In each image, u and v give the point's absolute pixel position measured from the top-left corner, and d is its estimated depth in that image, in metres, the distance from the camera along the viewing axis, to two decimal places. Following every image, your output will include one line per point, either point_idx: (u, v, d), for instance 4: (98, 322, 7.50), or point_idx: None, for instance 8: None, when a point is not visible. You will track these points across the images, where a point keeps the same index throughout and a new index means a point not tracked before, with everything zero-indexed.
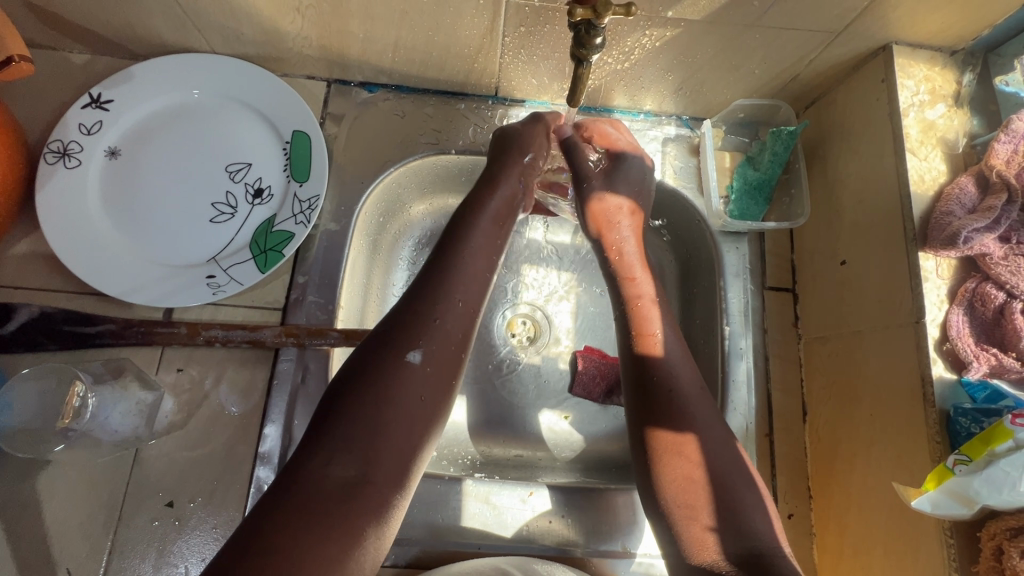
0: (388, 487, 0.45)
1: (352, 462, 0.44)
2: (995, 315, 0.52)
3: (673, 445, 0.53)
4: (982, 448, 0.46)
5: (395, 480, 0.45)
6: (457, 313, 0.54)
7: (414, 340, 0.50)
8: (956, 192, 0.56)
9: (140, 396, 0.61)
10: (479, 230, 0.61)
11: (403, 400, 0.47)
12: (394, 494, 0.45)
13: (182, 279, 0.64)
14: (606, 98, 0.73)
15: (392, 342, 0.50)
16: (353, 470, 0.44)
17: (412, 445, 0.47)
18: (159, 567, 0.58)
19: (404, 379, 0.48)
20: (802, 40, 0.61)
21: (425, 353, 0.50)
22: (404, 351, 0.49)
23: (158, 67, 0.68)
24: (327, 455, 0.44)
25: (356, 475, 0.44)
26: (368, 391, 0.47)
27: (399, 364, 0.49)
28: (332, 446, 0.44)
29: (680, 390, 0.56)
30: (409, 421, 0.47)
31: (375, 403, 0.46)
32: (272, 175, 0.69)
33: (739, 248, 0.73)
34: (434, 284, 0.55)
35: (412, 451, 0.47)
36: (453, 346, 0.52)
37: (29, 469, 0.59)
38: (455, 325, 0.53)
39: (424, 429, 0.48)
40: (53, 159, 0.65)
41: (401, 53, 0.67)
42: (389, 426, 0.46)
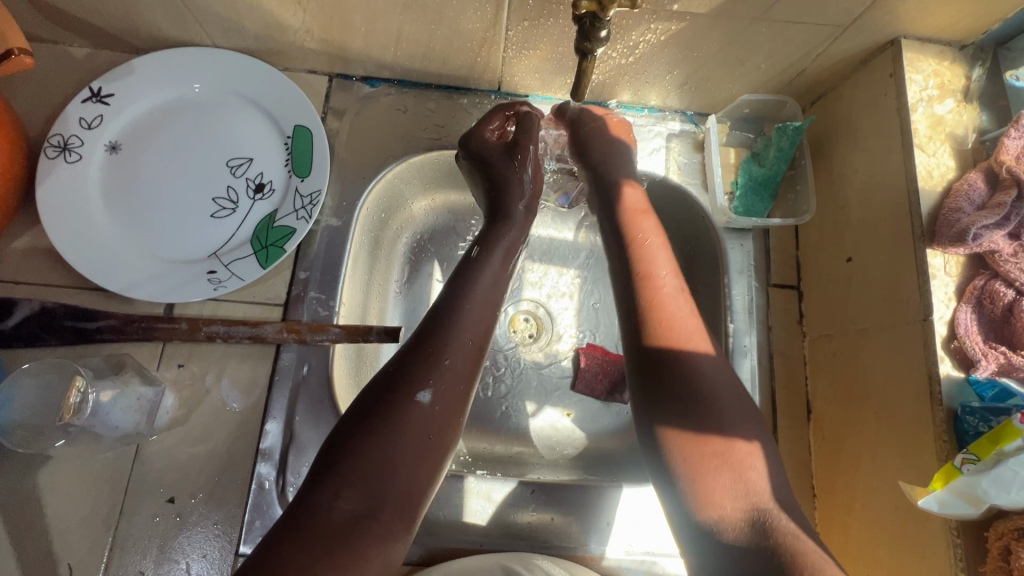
0: (394, 522, 0.45)
1: (358, 497, 0.44)
2: (1005, 313, 0.52)
3: (691, 426, 0.50)
4: (990, 447, 0.46)
5: (401, 516, 0.46)
6: (467, 351, 0.54)
7: (424, 379, 0.50)
8: (965, 188, 0.55)
9: (141, 391, 0.60)
10: (490, 265, 0.61)
11: (412, 436, 0.48)
12: (399, 529, 0.45)
13: (183, 274, 0.64)
14: (610, 93, 0.73)
15: (402, 381, 0.50)
16: (359, 504, 0.44)
17: (420, 481, 0.48)
18: (160, 563, 0.58)
19: (414, 418, 0.49)
20: (810, 35, 0.60)
21: (434, 392, 0.50)
22: (415, 390, 0.50)
23: (158, 61, 0.68)
24: (334, 490, 0.44)
25: (362, 511, 0.44)
26: (377, 429, 0.47)
27: (411, 402, 0.49)
28: (341, 480, 0.45)
29: (704, 367, 0.53)
30: (415, 458, 0.48)
31: (383, 440, 0.47)
32: (274, 170, 0.68)
33: (743, 245, 0.72)
34: (445, 319, 0.55)
35: (419, 488, 0.47)
36: (462, 384, 0.52)
37: (30, 465, 0.59)
38: (463, 363, 0.53)
39: (431, 465, 0.49)
40: (53, 154, 0.65)
41: (404, 47, 0.66)
42: (398, 466, 0.47)
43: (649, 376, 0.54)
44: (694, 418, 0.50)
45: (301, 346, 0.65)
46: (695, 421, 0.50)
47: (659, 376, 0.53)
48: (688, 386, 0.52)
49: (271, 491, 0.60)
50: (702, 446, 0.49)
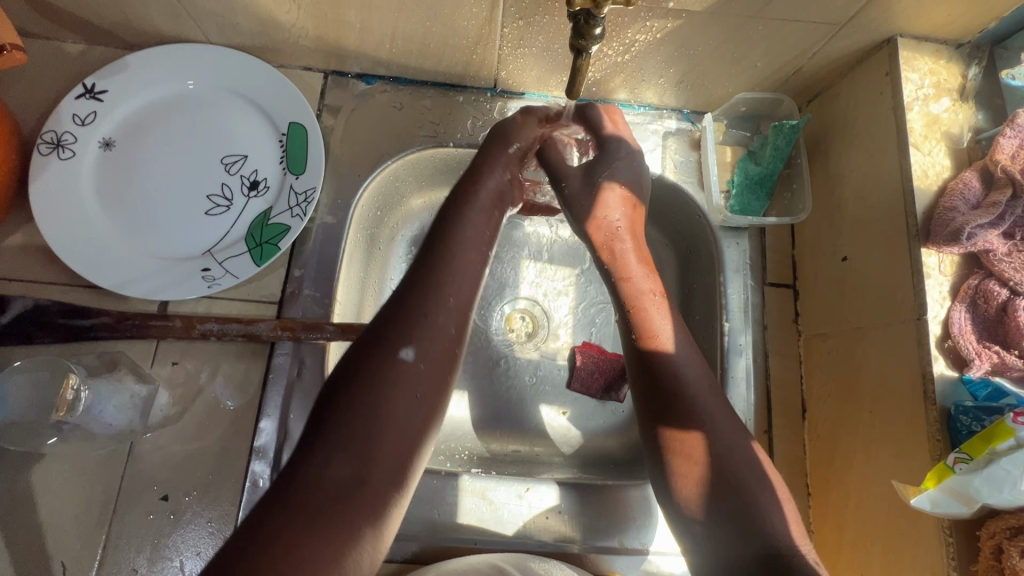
0: (387, 486, 0.41)
1: (348, 463, 0.40)
2: (999, 313, 0.52)
3: (690, 451, 0.50)
4: (982, 446, 0.46)
5: (393, 478, 0.42)
6: (450, 310, 0.50)
7: (407, 336, 0.47)
8: (960, 187, 0.55)
9: (135, 389, 0.60)
10: (471, 222, 0.57)
11: (402, 396, 0.44)
12: (394, 494, 0.42)
13: (177, 272, 0.64)
14: (606, 91, 0.72)
15: (384, 338, 0.47)
16: (349, 470, 0.40)
17: (411, 442, 0.44)
18: (154, 561, 0.58)
19: (400, 374, 0.45)
20: (806, 33, 0.60)
21: (418, 349, 0.47)
22: (397, 347, 0.46)
23: (152, 57, 0.67)
24: (324, 455, 0.40)
25: (354, 475, 0.40)
26: (365, 388, 0.44)
27: (394, 360, 0.45)
28: (328, 445, 0.41)
29: (697, 384, 0.53)
30: (405, 418, 0.44)
31: (369, 403, 0.43)
32: (269, 167, 0.68)
33: (739, 244, 0.72)
34: (424, 282, 0.51)
35: (412, 450, 0.44)
36: (447, 343, 0.48)
37: (23, 462, 0.58)
38: (449, 322, 0.49)
39: (421, 429, 0.45)
40: (46, 150, 0.64)
41: (399, 44, 0.66)
42: (385, 421, 0.43)
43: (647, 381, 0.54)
44: (686, 428, 0.51)
45: (295, 344, 0.64)
46: (691, 437, 0.50)
47: (653, 385, 0.54)
48: (678, 398, 0.52)
49: (266, 489, 0.60)
50: (698, 466, 0.49)
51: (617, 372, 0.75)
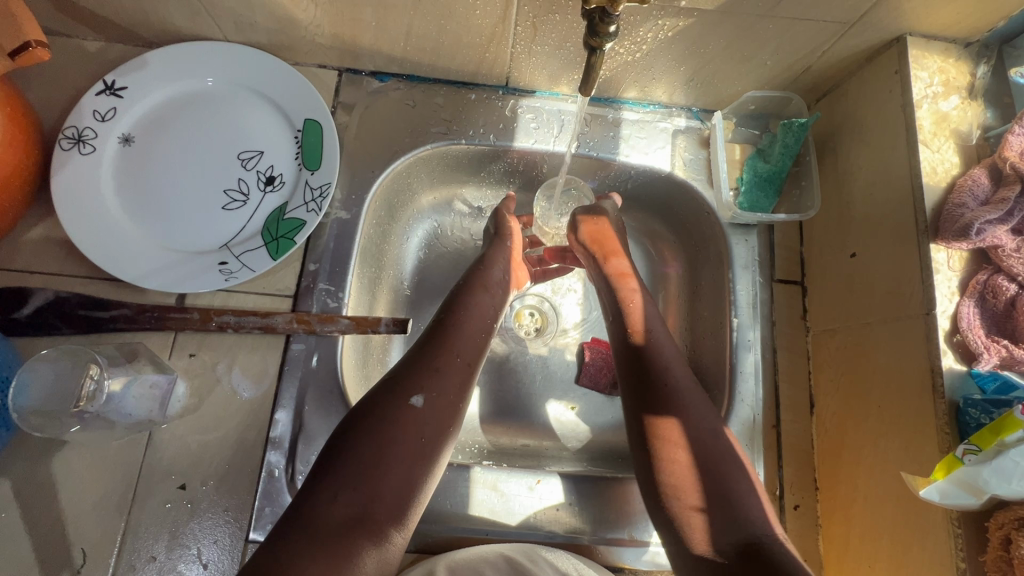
0: (390, 521, 0.48)
1: (354, 499, 0.48)
2: (1007, 307, 0.52)
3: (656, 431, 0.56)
4: (991, 438, 0.46)
5: (396, 516, 0.49)
6: (457, 367, 0.58)
7: (417, 386, 0.55)
8: (969, 183, 0.55)
9: (153, 379, 0.62)
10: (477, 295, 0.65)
11: (406, 440, 0.52)
12: (394, 528, 0.48)
13: (195, 265, 0.65)
14: (616, 89, 0.73)
15: (396, 386, 0.54)
16: (355, 506, 0.47)
17: (411, 482, 0.51)
18: (172, 548, 0.59)
19: (408, 420, 0.53)
20: (816, 32, 0.60)
21: (426, 398, 0.54)
22: (409, 395, 0.54)
23: (171, 54, 0.69)
24: (332, 491, 0.48)
25: (360, 510, 0.47)
26: (372, 433, 0.51)
27: (405, 406, 0.53)
28: (340, 483, 0.48)
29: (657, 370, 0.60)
30: (411, 459, 0.51)
31: (377, 443, 0.50)
32: (284, 163, 0.69)
33: (748, 241, 0.73)
34: (436, 344, 0.59)
35: (413, 489, 0.51)
36: (452, 395, 0.56)
37: (44, 450, 0.60)
38: (453, 379, 0.57)
39: (423, 469, 0.52)
40: (68, 145, 0.65)
41: (413, 42, 0.67)
42: (392, 465, 0.50)
43: (630, 374, 0.61)
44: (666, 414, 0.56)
45: (310, 337, 0.66)
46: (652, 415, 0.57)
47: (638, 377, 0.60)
48: (667, 391, 0.58)
49: (281, 479, 0.62)
50: (675, 454, 0.54)
51: None
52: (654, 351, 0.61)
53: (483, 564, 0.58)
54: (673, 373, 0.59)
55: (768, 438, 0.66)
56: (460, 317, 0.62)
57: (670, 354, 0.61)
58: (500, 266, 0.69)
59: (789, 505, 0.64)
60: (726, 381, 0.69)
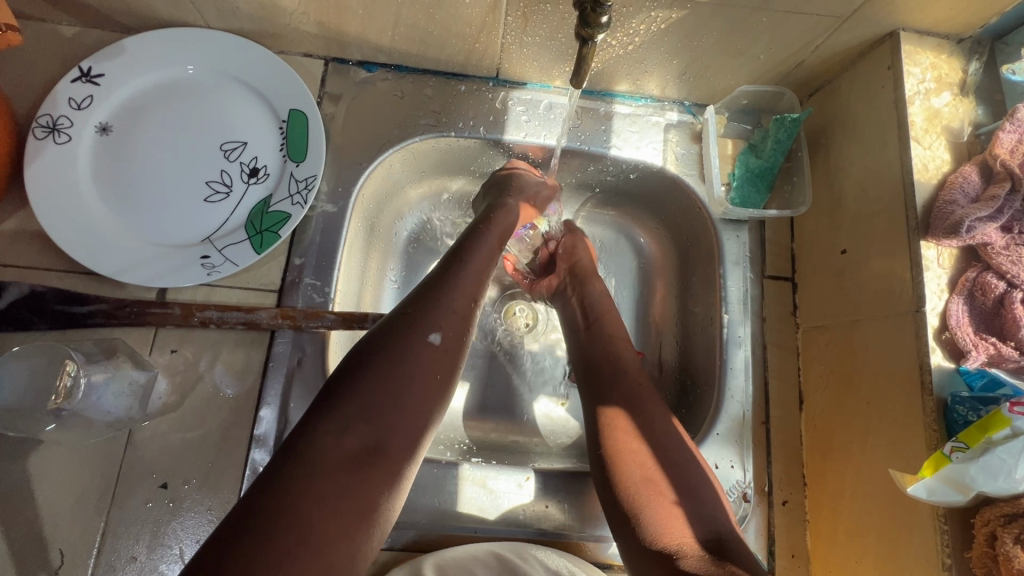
0: (401, 459, 0.44)
1: (364, 432, 0.43)
2: (995, 305, 0.52)
3: (622, 428, 0.56)
4: (979, 435, 0.47)
5: (407, 454, 0.45)
6: (467, 300, 0.53)
7: (433, 322, 0.50)
8: (959, 180, 0.55)
9: (133, 376, 0.60)
10: (487, 240, 0.61)
11: (418, 375, 0.47)
12: (405, 465, 0.44)
13: (176, 259, 0.63)
14: (608, 82, 0.72)
15: (409, 323, 0.49)
16: (364, 440, 0.43)
17: (426, 418, 0.46)
18: (153, 548, 0.57)
19: (421, 353, 0.48)
20: (811, 25, 0.60)
21: (443, 334, 0.49)
22: (423, 331, 0.49)
23: (150, 40, 0.66)
24: (339, 426, 0.42)
25: (368, 445, 0.43)
26: (383, 366, 0.46)
27: (417, 341, 0.48)
28: (349, 415, 0.43)
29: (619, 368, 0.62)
30: (424, 394, 0.47)
31: (390, 378, 0.45)
32: (268, 154, 0.67)
33: (739, 237, 0.72)
34: (447, 278, 0.54)
35: (426, 426, 0.46)
36: (463, 328, 0.51)
37: (19, 449, 0.58)
38: (465, 310, 0.53)
39: (438, 405, 0.47)
40: (42, 134, 0.63)
41: (401, 31, 0.66)
42: (406, 399, 0.45)
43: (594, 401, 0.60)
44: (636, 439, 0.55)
45: (296, 332, 0.64)
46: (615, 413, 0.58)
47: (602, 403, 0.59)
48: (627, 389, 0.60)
49: None
50: (635, 445, 0.55)
51: None
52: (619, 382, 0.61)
53: (473, 563, 0.58)
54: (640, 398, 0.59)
55: (757, 435, 0.66)
56: (470, 254, 0.58)
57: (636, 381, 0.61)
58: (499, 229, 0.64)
59: (777, 501, 0.64)
60: (716, 378, 0.69)
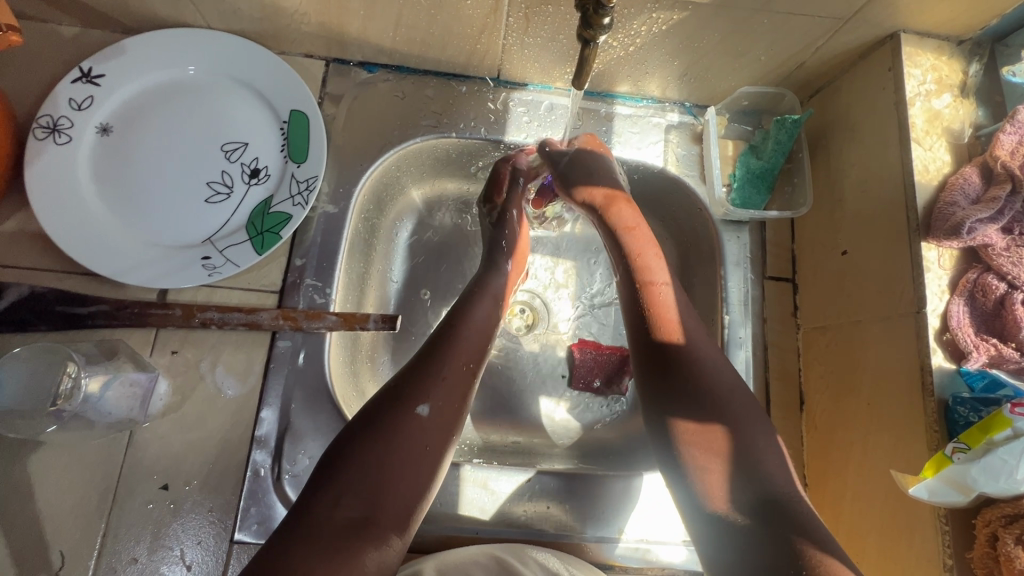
0: (392, 528, 0.47)
1: (358, 502, 0.46)
2: (996, 306, 0.52)
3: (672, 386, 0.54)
4: (981, 436, 0.47)
5: (400, 523, 0.47)
6: (462, 372, 0.56)
7: (424, 394, 0.52)
8: (960, 182, 0.55)
9: (134, 377, 0.60)
10: (482, 304, 0.62)
11: (408, 449, 0.50)
12: (397, 533, 0.47)
13: (177, 259, 0.63)
14: (609, 84, 0.72)
15: (401, 395, 0.52)
16: (360, 510, 0.46)
17: (419, 486, 0.49)
18: (154, 550, 0.57)
19: (412, 428, 0.50)
20: (811, 27, 0.60)
21: (432, 406, 0.52)
22: (413, 404, 0.51)
23: (151, 40, 0.66)
24: (335, 496, 0.46)
25: (362, 515, 0.46)
26: (378, 440, 0.49)
27: (409, 415, 0.51)
28: (346, 487, 0.46)
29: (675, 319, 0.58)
30: (414, 467, 0.50)
31: (383, 449, 0.49)
32: (269, 155, 0.67)
33: (740, 237, 0.72)
34: (439, 348, 0.57)
35: (418, 498, 0.49)
36: (457, 403, 0.54)
37: (20, 451, 0.58)
38: (459, 385, 0.55)
39: (427, 476, 0.50)
40: (42, 135, 0.63)
41: (403, 32, 0.66)
42: (397, 474, 0.48)
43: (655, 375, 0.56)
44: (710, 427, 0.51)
45: (297, 333, 0.64)
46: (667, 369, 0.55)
47: (669, 378, 0.55)
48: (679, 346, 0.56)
49: (267, 478, 0.61)
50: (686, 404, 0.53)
51: (615, 365, 0.76)
52: (689, 359, 0.55)
53: (472, 566, 0.57)
54: (713, 375, 0.54)
55: None
56: (462, 318, 0.60)
57: (704, 353, 0.56)
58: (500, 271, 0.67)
59: None
60: None
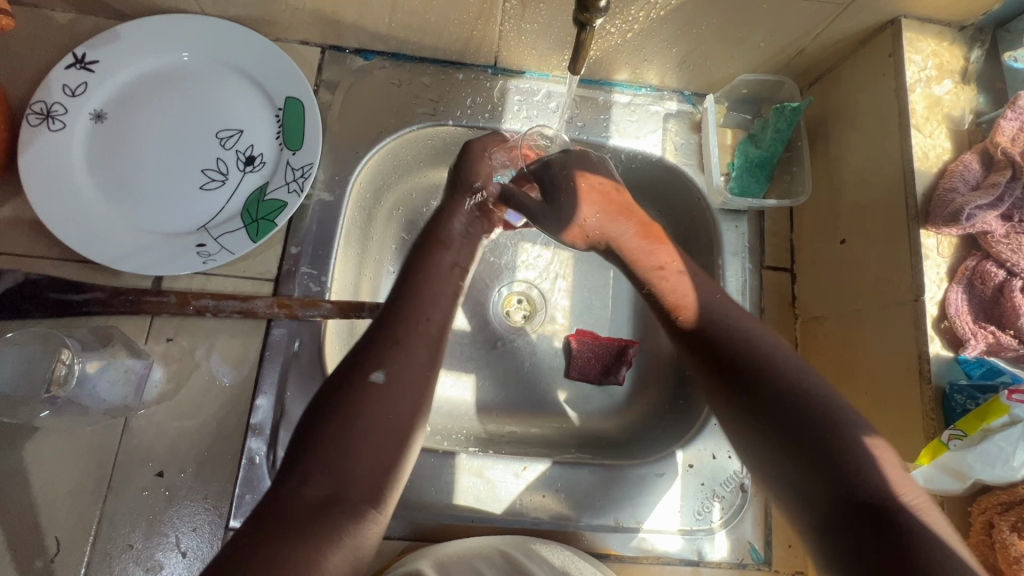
0: (364, 503, 0.44)
1: (325, 481, 0.43)
2: (995, 293, 0.52)
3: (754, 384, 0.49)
4: (977, 423, 0.46)
5: (372, 495, 0.44)
6: (422, 333, 0.52)
7: (379, 359, 0.49)
8: (960, 169, 0.55)
9: (128, 364, 0.60)
10: (442, 260, 0.59)
11: (373, 420, 0.46)
12: (370, 509, 0.44)
13: (172, 247, 0.63)
14: (607, 71, 0.72)
15: (359, 361, 0.49)
16: (326, 488, 0.43)
17: (391, 459, 0.46)
18: (150, 537, 0.57)
19: (371, 398, 0.47)
20: (811, 12, 0.59)
21: (388, 371, 0.49)
22: (369, 370, 0.48)
23: (146, 26, 0.65)
24: (301, 475, 0.43)
25: (329, 493, 0.43)
26: (336, 411, 0.46)
27: (364, 381, 0.48)
28: (306, 467, 0.44)
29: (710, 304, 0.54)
30: (380, 440, 0.46)
31: (345, 419, 0.46)
32: (264, 142, 0.67)
33: (738, 227, 0.72)
34: (401, 308, 0.53)
35: (389, 471, 0.46)
36: (417, 365, 0.50)
37: (16, 437, 0.58)
38: (422, 350, 0.51)
39: (399, 447, 0.47)
40: (36, 121, 0.62)
41: (398, 18, 0.65)
42: (362, 446, 0.45)
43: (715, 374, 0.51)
44: (790, 433, 0.46)
45: (292, 322, 0.64)
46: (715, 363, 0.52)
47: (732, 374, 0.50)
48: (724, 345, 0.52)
49: (262, 466, 0.60)
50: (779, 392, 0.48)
51: (613, 356, 0.76)
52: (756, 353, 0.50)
53: (478, 561, 0.57)
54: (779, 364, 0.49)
55: None
56: (421, 275, 0.57)
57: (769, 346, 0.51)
58: (460, 219, 0.63)
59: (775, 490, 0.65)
60: None
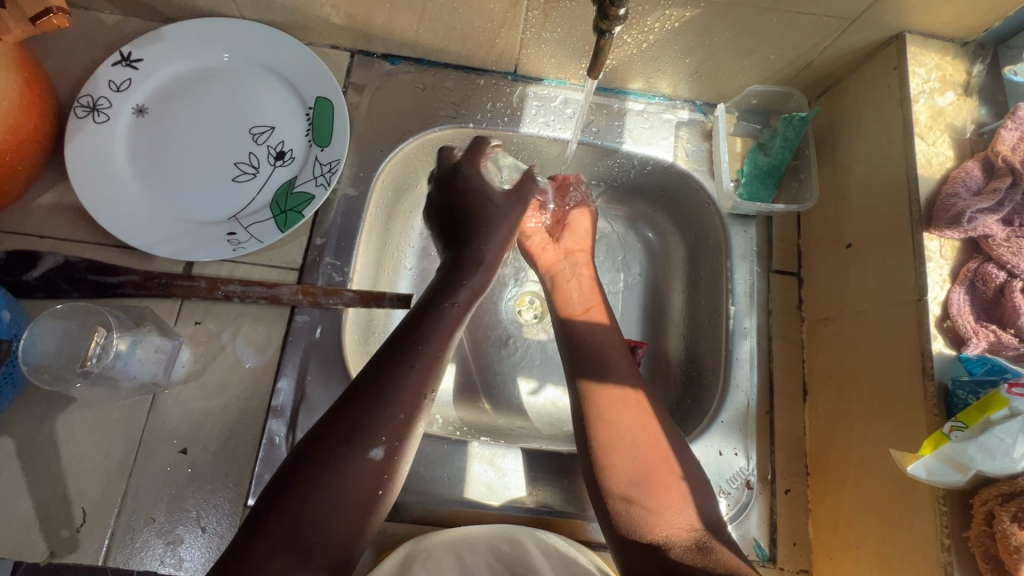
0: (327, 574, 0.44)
1: (294, 552, 0.43)
2: (997, 294, 0.54)
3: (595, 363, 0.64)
4: (978, 415, 0.48)
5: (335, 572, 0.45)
6: (420, 403, 0.52)
7: (377, 433, 0.49)
8: (962, 175, 0.57)
9: (159, 343, 0.62)
10: (449, 311, 0.58)
11: (356, 493, 0.47)
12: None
13: (203, 234, 0.66)
14: (622, 80, 0.75)
15: (356, 434, 0.48)
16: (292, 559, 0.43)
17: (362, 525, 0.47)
18: (172, 511, 0.59)
19: (364, 474, 0.47)
20: (817, 26, 0.62)
21: (387, 447, 0.49)
22: (368, 445, 0.48)
23: (188, 28, 0.70)
24: (270, 545, 0.43)
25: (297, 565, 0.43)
26: (321, 483, 0.46)
27: (360, 456, 0.47)
28: (277, 535, 0.43)
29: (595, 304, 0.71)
30: (360, 515, 0.47)
31: (327, 494, 0.46)
32: (294, 139, 0.70)
33: (747, 232, 0.74)
34: (400, 371, 0.52)
35: (357, 542, 0.47)
36: (414, 438, 0.51)
37: (50, 410, 0.60)
38: (417, 418, 0.51)
39: (374, 516, 0.48)
40: (82, 113, 0.66)
41: (426, 25, 0.69)
42: (336, 517, 0.45)
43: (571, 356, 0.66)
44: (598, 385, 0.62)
45: (315, 309, 0.67)
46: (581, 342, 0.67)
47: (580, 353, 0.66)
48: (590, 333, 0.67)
49: (281, 447, 0.62)
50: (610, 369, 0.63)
51: None
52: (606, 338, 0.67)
53: (462, 549, 0.57)
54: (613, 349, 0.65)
55: (761, 424, 0.67)
56: (431, 331, 0.56)
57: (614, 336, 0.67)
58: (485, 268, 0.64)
59: (780, 489, 0.65)
60: (722, 368, 0.70)
